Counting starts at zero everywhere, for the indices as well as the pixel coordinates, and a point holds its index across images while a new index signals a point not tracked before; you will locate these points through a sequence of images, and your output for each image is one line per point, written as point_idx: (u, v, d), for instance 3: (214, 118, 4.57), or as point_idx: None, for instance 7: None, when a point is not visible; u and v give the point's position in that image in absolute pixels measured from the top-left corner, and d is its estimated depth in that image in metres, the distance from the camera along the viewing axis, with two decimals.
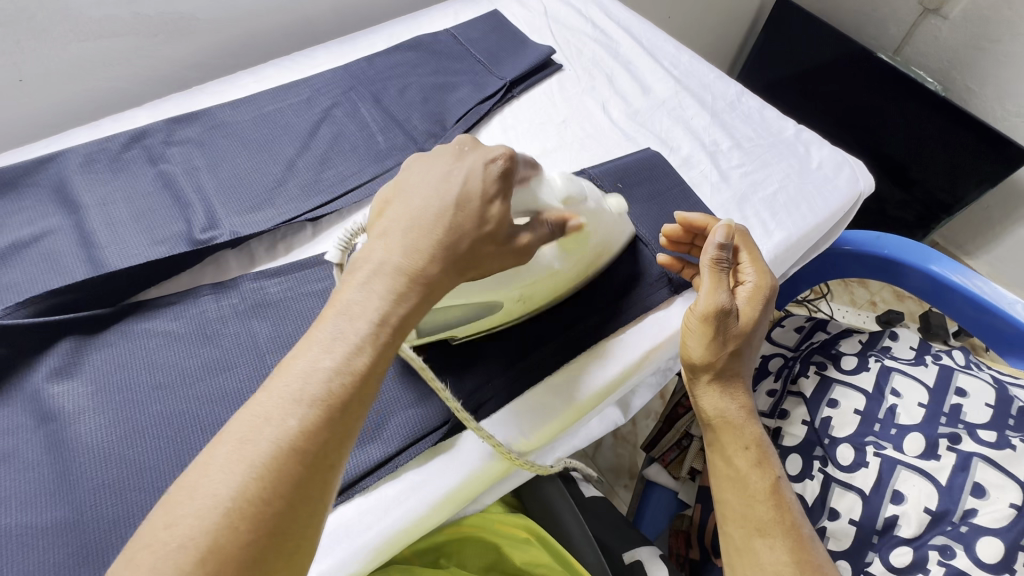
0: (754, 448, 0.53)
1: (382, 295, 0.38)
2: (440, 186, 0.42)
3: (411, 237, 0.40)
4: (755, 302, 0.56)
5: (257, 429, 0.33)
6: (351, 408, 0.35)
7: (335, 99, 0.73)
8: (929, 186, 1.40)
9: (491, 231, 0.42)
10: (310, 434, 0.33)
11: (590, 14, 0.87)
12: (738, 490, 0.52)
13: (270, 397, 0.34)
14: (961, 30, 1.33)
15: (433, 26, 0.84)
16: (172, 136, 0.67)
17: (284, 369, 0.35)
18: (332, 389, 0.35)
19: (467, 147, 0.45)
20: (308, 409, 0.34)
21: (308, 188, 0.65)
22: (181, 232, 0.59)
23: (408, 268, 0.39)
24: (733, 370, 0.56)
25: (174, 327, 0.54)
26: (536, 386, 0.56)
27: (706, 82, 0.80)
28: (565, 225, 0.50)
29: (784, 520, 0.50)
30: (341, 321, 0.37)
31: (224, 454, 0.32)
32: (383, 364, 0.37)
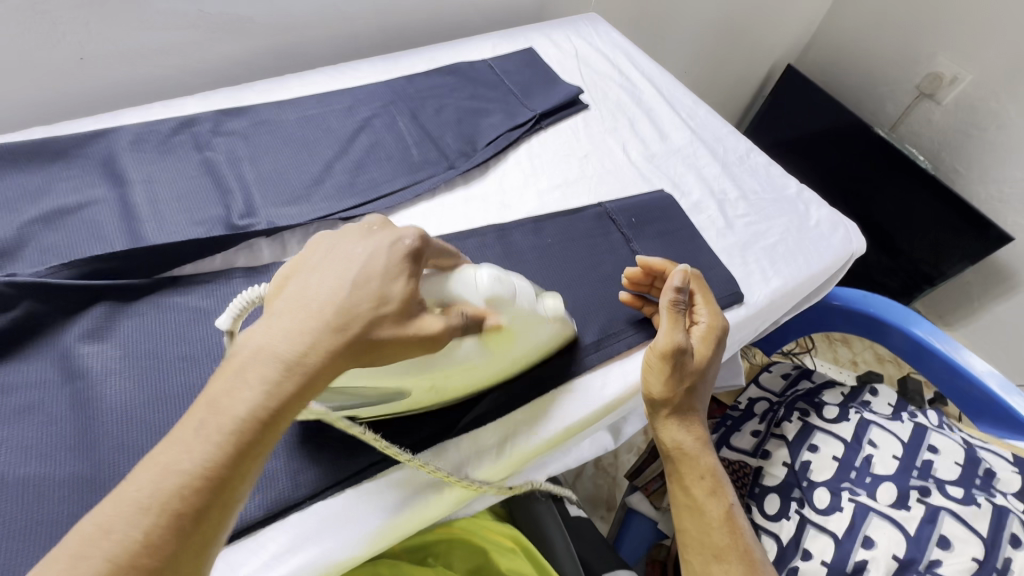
0: (710, 477, 0.57)
1: (256, 387, 0.34)
2: (339, 269, 0.39)
3: (297, 322, 0.36)
4: (706, 342, 0.60)
5: (92, 543, 0.29)
6: (206, 520, 0.31)
7: (376, 110, 0.78)
8: (913, 257, 1.48)
9: (393, 312, 0.39)
10: (157, 547, 0.30)
11: (618, 62, 0.94)
12: (696, 518, 0.56)
13: (113, 504, 0.30)
14: (950, 116, 1.44)
15: (471, 55, 0.90)
16: (219, 126, 0.71)
17: (137, 468, 0.31)
18: (185, 494, 0.31)
19: (375, 227, 0.43)
20: (158, 521, 0.30)
21: (342, 190, 0.69)
22: (220, 217, 0.62)
23: (290, 358, 0.35)
24: (687, 405, 0.59)
25: (204, 304, 0.57)
26: (542, 396, 0.58)
27: (719, 136, 0.86)
28: (481, 322, 0.47)
29: (737, 546, 0.54)
30: (208, 414, 0.33)
31: (49, 574, 0.28)
32: (251, 463, 0.33)
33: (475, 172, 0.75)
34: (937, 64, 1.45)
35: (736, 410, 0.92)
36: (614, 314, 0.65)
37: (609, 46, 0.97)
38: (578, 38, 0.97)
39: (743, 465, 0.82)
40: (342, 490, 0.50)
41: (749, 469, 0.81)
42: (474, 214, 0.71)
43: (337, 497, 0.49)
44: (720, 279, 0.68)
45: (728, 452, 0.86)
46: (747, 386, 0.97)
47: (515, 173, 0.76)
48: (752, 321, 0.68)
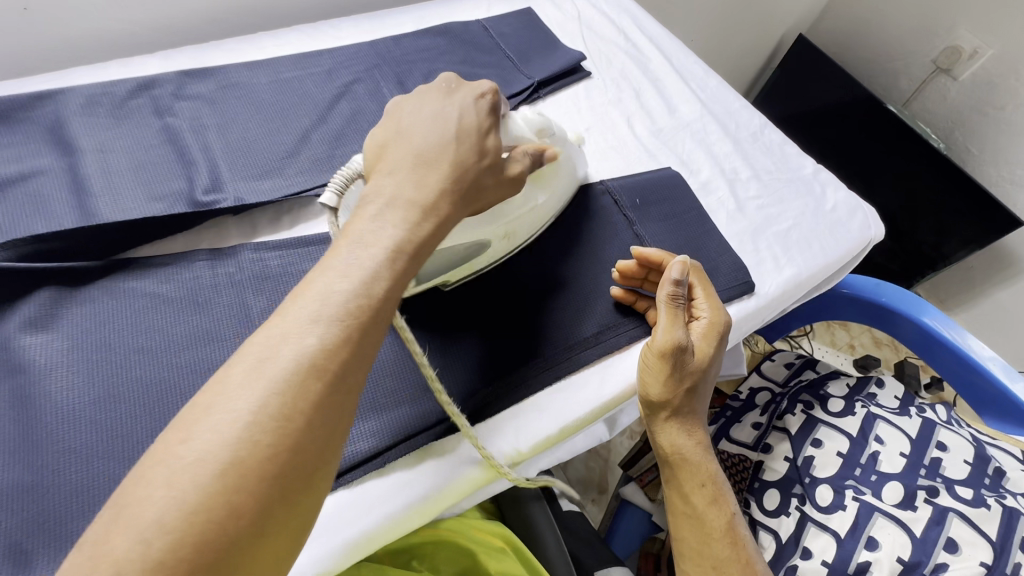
0: (711, 484, 0.54)
1: (397, 223, 0.38)
2: (438, 124, 0.44)
3: (418, 170, 0.41)
4: (710, 337, 0.55)
5: (276, 347, 0.31)
6: (371, 334, 0.34)
7: (357, 75, 0.71)
8: (919, 240, 1.43)
9: (490, 162, 0.45)
10: (330, 351, 0.31)
11: (623, 26, 0.87)
12: (696, 528, 0.53)
13: (286, 316, 0.32)
14: (967, 93, 1.38)
15: (465, 14, 0.83)
16: (182, 89, 0.64)
17: (302, 290, 0.33)
18: (351, 310, 0.33)
19: (453, 85, 0.48)
20: (327, 331, 0.32)
21: (319, 163, 0.62)
22: (182, 191, 0.56)
23: (421, 199, 0.39)
24: (688, 405, 0.55)
25: (163, 290, 0.51)
26: (533, 394, 0.54)
27: (731, 110, 0.80)
28: (543, 155, 0.53)
29: (738, 559, 0.51)
30: (357, 245, 0.36)
31: (242, 370, 0.30)
32: (402, 287, 0.36)
33: None
34: (957, 37, 1.37)
35: (736, 400, 0.88)
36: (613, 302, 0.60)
37: (614, 7, 0.89)
38: None
39: (742, 460, 0.79)
40: None
41: (749, 463, 0.78)
42: None
43: None
44: (729, 268, 0.63)
45: (728, 445, 0.82)
46: (747, 376, 0.92)
47: None
48: (762, 313, 0.64)
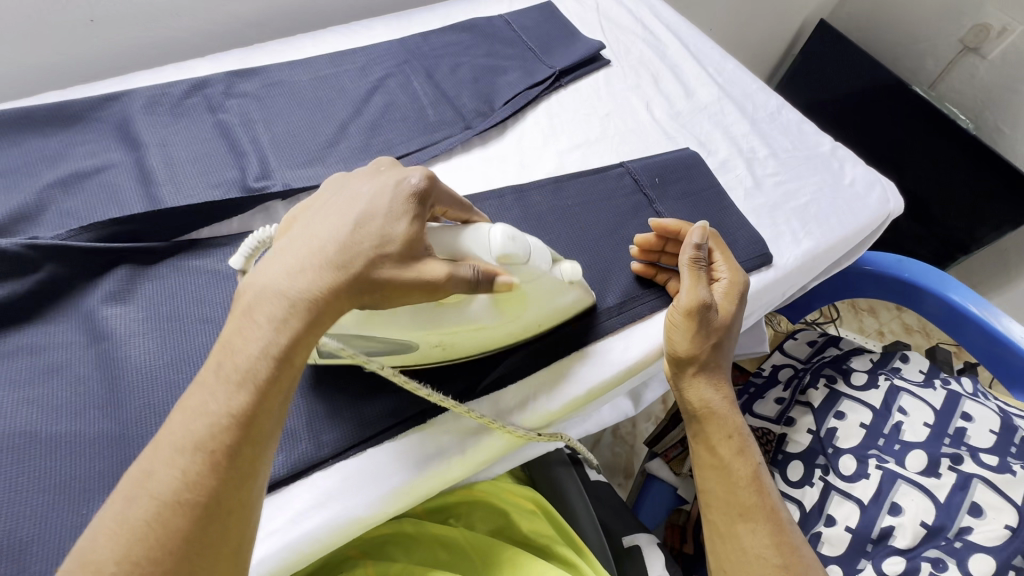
0: (736, 436, 0.56)
1: (263, 327, 0.36)
2: (344, 209, 0.41)
3: (307, 266, 0.38)
4: (733, 296, 0.58)
5: (146, 483, 0.32)
6: (246, 446, 0.34)
7: (389, 70, 0.75)
8: (948, 224, 1.41)
9: (395, 254, 0.40)
10: (195, 483, 0.32)
11: (641, 15, 0.89)
12: (722, 478, 0.55)
13: (158, 450, 0.33)
14: (997, 72, 1.36)
15: (487, 10, 0.87)
16: (232, 88, 0.70)
17: (177, 410, 0.35)
18: (221, 429, 0.34)
19: (383, 169, 0.45)
20: (200, 457, 0.33)
21: (357, 152, 0.67)
22: (236, 179, 0.62)
23: (291, 292, 0.37)
24: (714, 362, 0.58)
25: (223, 267, 0.56)
26: (563, 358, 0.57)
27: (748, 92, 0.82)
28: (493, 280, 0.43)
29: (762, 504, 0.53)
30: (226, 356, 0.36)
31: (111, 512, 0.32)
32: (275, 395, 0.36)
33: (493, 132, 0.73)
34: (985, 15, 1.35)
35: (759, 376, 0.89)
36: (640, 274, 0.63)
37: None
38: None
39: (765, 433, 0.80)
40: (367, 449, 0.50)
41: (773, 436, 0.79)
42: (493, 175, 0.69)
43: (362, 456, 0.50)
44: (748, 241, 0.65)
45: (751, 419, 0.83)
46: (769, 353, 0.93)
47: (534, 133, 0.73)
48: (781, 284, 0.66)
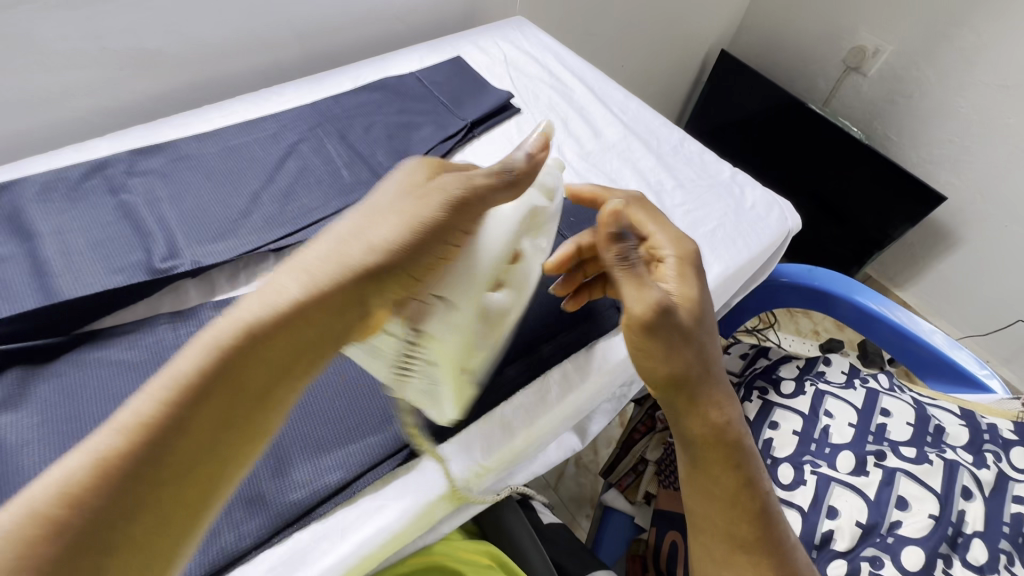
0: (743, 469, 0.53)
1: (334, 255, 0.37)
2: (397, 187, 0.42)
3: (347, 251, 0.37)
4: (686, 301, 0.53)
5: (183, 364, 0.32)
6: (266, 356, 0.35)
7: (302, 134, 0.76)
8: (860, 223, 1.52)
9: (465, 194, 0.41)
10: (221, 370, 0.33)
11: (547, 64, 0.95)
12: (722, 508, 0.53)
13: (205, 342, 0.33)
14: (878, 87, 1.50)
15: (398, 68, 0.89)
16: (134, 166, 0.68)
17: (220, 323, 0.34)
18: (259, 335, 0.34)
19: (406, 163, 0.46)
20: (192, 378, 0.32)
21: (271, 220, 0.66)
22: (141, 261, 0.59)
23: (369, 239, 0.38)
24: (709, 377, 0.53)
25: (128, 356, 0.53)
26: (495, 408, 0.58)
27: (652, 128, 0.87)
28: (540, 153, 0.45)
29: (764, 532, 0.52)
30: (258, 312, 0.34)
31: (148, 390, 0.32)
32: (317, 321, 0.36)
33: None
34: (859, 38, 1.50)
35: None
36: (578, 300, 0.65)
37: (537, 48, 0.97)
38: (506, 43, 0.97)
39: None
40: (292, 533, 0.48)
41: None
42: None
43: (285, 543, 0.47)
44: None
45: None
46: None
47: None
48: None
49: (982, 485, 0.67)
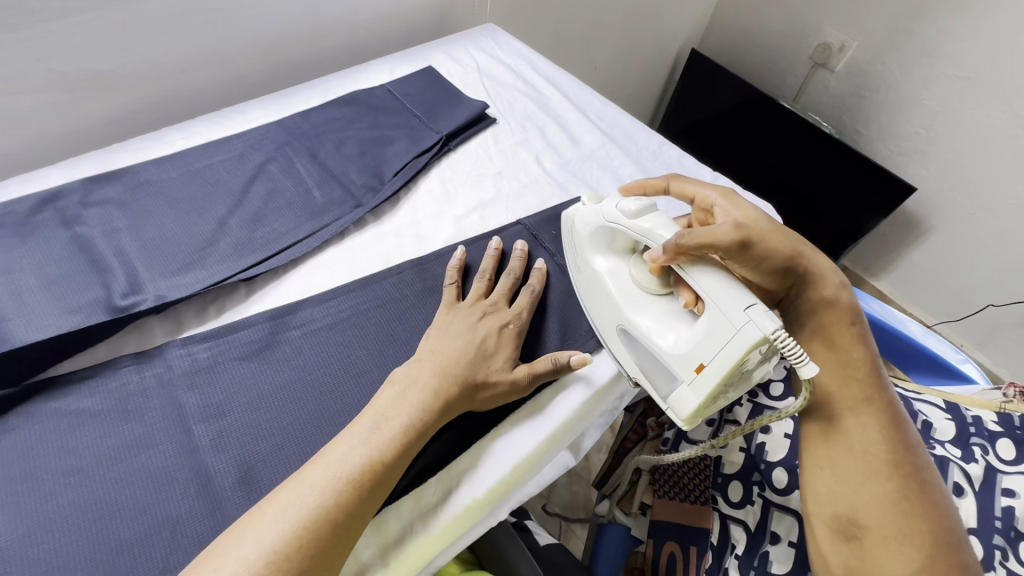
0: (855, 326, 0.59)
1: (413, 400, 0.46)
2: (465, 340, 0.52)
3: (432, 372, 0.48)
4: (756, 220, 0.59)
5: (319, 472, 0.39)
6: (373, 497, 0.41)
7: (269, 154, 0.72)
8: (834, 215, 1.54)
9: (490, 351, 0.53)
10: (344, 492, 0.39)
11: (521, 72, 0.93)
12: (840, 369, 0.57)
13: (326, 458, 0.40)
14: (846, 82, 1.53)
15: (367, 80, 0.86)
16: (89, 196, 0.63)
17: (333, 444, 0.42)
18: (365, 472, 0.41)
19: (487, 308, 0.57)
20: (318, 495, 0.38)
21: (239, 247, 0.63)
22: (99, 299, 0.55)
23: (436, 385, 0.47)
24: (817, 261, 0.61)
25: (89, 404, 0.50)
26: (484, 437, 0.53)
27: (630, 134, 0.86)
28: (520, 277, 0.62)
29: (881, 402, 0.56)
30: (379, 415, 0.44)
31: (277, 509, 0.37)
32: (400, 464, 0.43)
33: (387, 206, 0.72)
34: (825, 34, 1.52)
35: None
36: (566, 318, 0.63)
37: (510, 55, 0.96)
38: (478, 51, 0.95)
39: (702, 458, 0.82)
40: None
41: (709, 460, 0.81)
42: (390, 252, 0.67)
43: None
44: None
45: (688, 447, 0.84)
46: None
47: (429, 202, 0.73)
48: None
49: (972, 479, 0.67)
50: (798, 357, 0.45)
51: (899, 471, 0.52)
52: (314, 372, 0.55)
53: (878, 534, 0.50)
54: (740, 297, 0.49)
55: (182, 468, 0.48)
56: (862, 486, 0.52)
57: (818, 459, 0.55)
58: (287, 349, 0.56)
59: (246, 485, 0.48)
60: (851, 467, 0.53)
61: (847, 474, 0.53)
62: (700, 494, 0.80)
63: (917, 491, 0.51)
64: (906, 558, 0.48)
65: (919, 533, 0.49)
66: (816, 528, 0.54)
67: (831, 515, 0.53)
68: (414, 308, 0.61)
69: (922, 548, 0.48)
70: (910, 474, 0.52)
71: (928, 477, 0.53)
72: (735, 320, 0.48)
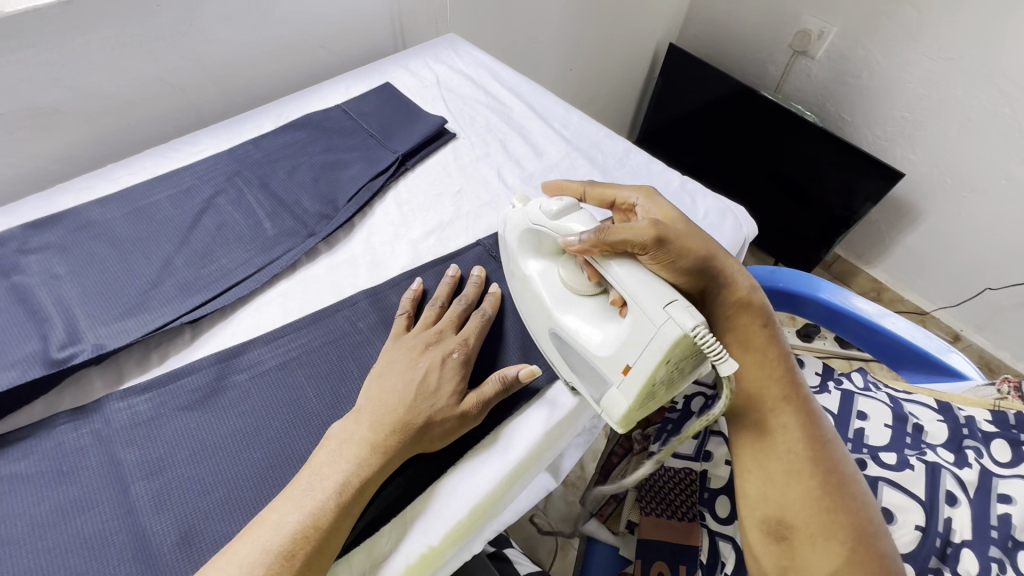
0: (768, 325, 0.59)
1: (348, 459, 0.44)
2: (406, 379, 0.50)
3: (374, 417, 0.47)
4: (675, 220, 0.56)
5: (275, 513, 0.41)
6: (313, 561, 0.40)
7: (218, 187, 0.70)
8: (825, 203, 1.50)
9: (436, 384, 0.50)
10: (300, 534, 0.40)
11: (482, 82, 0.90)
12: (760, 365, 0.57)
13: (287, 498, 0.42)
14: (826, 68, 1.49)
15: (323, 102, 0.84)
16: (28, 243, 0.61)
17: (282, 497, 0.42)
18: (301, 537, 0.40)
19: (432, 338, 0.54)
20: (281, 539, 0.40)
21: (186, 287, 0.60)
22: (35, 352, 0.53)
23: (372, 438, 0.46)
24: (728, 262, 0.58)
25: (22, 468, 0.47)
26: (441, 477, 0.50)
27: (595, 141, 0.83)
28: (473, 301, 0.60)
29: (796, 401, 0.56)
30: (313, 479, 0.43)
31: (245, 550, 0.39)
32: (343, 523, 0.42)
33: (342, 233, 0.69)
34: (803, 21, 1.48)
35: (675, 411, 0.84)
36: (528, 342, 0.60)
37: (471, 66, 0.93)
38: (438, 64, 0.92)
39: (687, 473, 0.79)
40: None
41: (695, 475, 0.78)
42: (343, 282, 0.64)
43: None
44: None
45: (672, 461, 0.81)
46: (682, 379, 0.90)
47: (385, 226, 0.70)
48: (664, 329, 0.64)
49: (965, 486, 0.64)
50: (716, 353, 0.44)
51: (820, 469, 0.52)
52: (261, 417, 0.52)
53: (808, 533, 0.49)
54: (659, 295, 0.47)
55: (120, 532, 0.45)
56: (787, 485, 0.52)
57: (747, 464, 0.55)
58: (233, 394, 0.53)
59: (187, 546, 0.45)
60: (776, 468, 0.53)
61: (774, 475, 0.53)
62: (688, 510, 0.77)
63: (839, 487, 0.51)
64: (831, 556, 0.48)
65: (841, 528, 0.49)
66: (748, 530, 0.53)
67: (761, 516, 0.52)
68: (368, 342, 0.58)
69: (844, 541, 0.48)
70: (829, 471, 0.52)
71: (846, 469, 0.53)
72: (652, 317, 0.46)
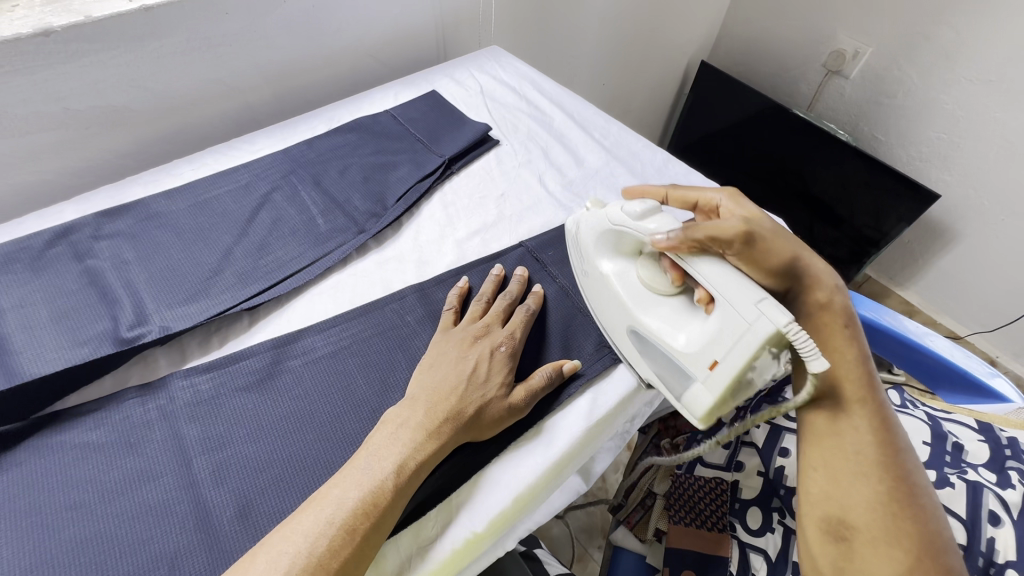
0: (847, 323, 0.58)
1: (403, 442, 0.46)
2: (455, 370, 0.52)
3: (427, 404, 0.49)
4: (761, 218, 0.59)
5: (335, 490, 0.43)
6: (370, 537, 0.42)
7: (275, 184, 0.73)
8: (857, 223, 1.49)
9: (484, 376, 0.52)
10: (359, 510, 0.42)
11: (525, 92, 0.93)
12: (838, 360, 0.56)
13: (347, 476, 0.44)
14: (860, 88, 1.49)
15: (371, 107, 0.87)
16: (100, 230, 0.65)
17: (343, 474, 0.44)
18: (359, 513, 0.42)
19: (479, 332, 0.56)
20: (342, 515, 0.41)
21: (244, 276, 0.63)
22: (106, 331, 0.56)
23: (426, 424, 0.47)
24: (813, 263, 0.59)
25: (94, 437, 0.50)
26: (484, 467, 0.52)
27: (635, 151, 0.85)
28: (518, 298, 0.61)
29: (872, 405, 0.54)
30: (372, 458, 0.45)
31: (307, 522, 0.41)
32: (399, 502, 0.44)
33: (389, 232, 0.72)
34: (838, 42, 1.49)
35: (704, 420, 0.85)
36: (568, 342, 0.62)
37: (514, 76, 0.96)
38: (481, 74, 0.95)
39: (718, 482, 0.79)
40: None
41: (726, 485, 0.78)
42: (392, 278, 0.67)
43: None
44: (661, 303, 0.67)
45: (703, 470, 0.81)
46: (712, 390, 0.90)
47: (431, 226, 0.73)
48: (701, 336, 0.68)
49: (1009, 508, 0.62)
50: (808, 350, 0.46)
51: (891, 477, 0.49)
52: (313, 401, 0.54)
53: (868, 537, 0.47)
54: (750, 294, 0.49)
55: (183, 501, 0.48)
56: (853, 488, 0.50)
57: (810, 462, 0.53)
58: (289, 379, 0.56)
59: (244, 519, 0.47)
60: (842, 468, 0.51)
61: (838, 476, 0.51)
62: (717, 521, 0.77)
63: (906, 492, 0.49)
64: (892, 562, 0.46)
65: (905, 536, 0.47)
66: (806, 529, 0.51)
67: (822, 515, 0.50)
68: (414, 334, 0.60)
69: (909, 550, 0.46)
70: (900, 478, 0.50)
71: (917, 481, 0.50)
72: (746, 314, 0.48)
